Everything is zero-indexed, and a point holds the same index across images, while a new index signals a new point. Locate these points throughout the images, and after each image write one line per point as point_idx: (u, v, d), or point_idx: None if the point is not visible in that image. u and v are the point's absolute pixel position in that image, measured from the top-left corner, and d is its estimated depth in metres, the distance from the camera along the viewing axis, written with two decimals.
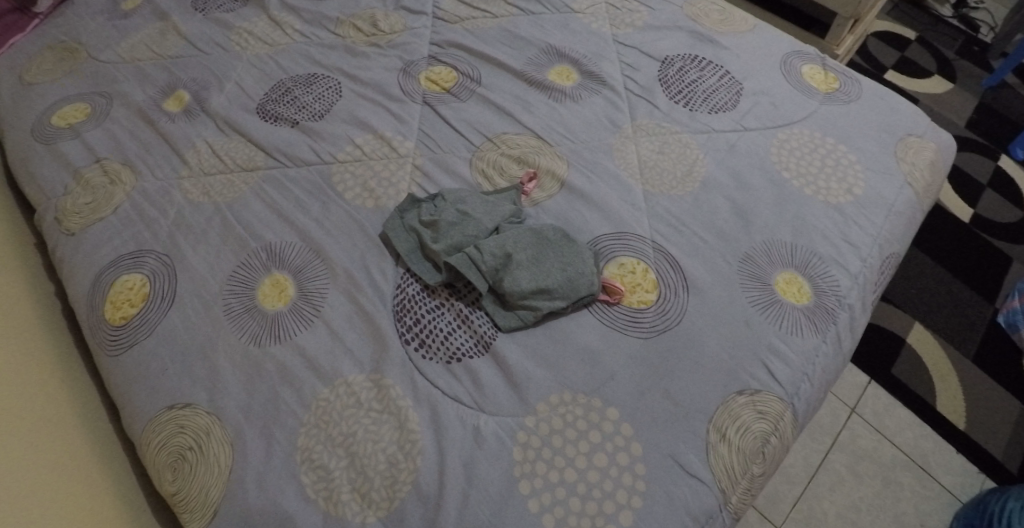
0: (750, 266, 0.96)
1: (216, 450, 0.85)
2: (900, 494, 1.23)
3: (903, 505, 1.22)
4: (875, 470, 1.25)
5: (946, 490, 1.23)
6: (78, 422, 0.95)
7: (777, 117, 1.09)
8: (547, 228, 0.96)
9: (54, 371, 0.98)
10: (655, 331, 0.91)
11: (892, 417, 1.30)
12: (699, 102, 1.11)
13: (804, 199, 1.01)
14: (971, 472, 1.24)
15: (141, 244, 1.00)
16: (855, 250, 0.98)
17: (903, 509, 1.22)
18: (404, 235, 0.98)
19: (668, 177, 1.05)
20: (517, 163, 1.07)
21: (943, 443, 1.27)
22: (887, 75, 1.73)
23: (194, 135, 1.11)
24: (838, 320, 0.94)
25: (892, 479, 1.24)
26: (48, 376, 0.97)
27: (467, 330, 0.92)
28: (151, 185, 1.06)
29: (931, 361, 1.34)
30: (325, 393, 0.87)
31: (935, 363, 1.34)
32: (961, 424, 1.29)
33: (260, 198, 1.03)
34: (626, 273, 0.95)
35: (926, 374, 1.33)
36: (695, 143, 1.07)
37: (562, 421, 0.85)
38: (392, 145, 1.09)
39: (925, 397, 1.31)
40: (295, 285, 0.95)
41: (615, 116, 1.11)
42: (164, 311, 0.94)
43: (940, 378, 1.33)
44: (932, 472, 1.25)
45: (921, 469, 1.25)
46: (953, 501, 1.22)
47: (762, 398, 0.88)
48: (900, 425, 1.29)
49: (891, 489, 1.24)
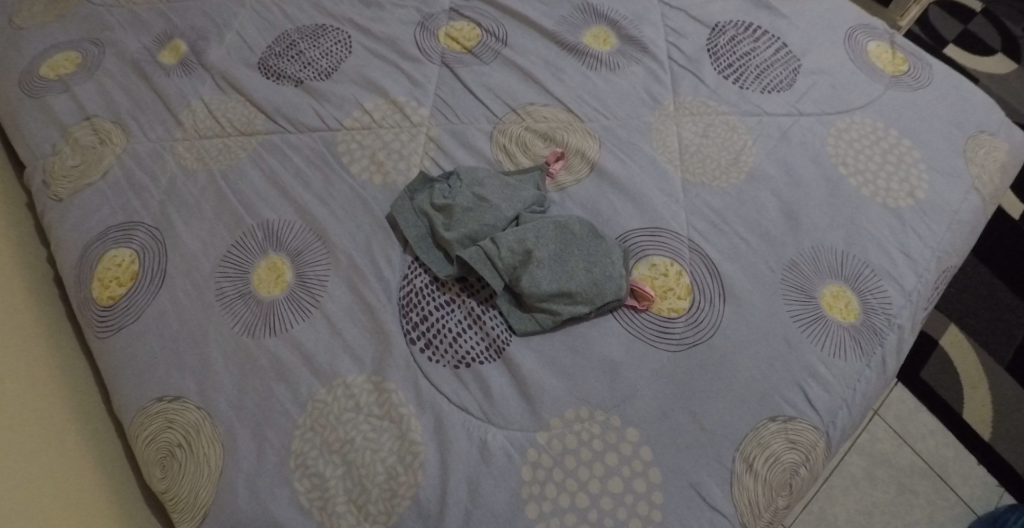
0: (794, 275, 0.87)
1: (206, 449, 0.80)
2: (915, 501, 1.18)
3: (917, 514, 1.17)
4: (892, 475, 1.19)
5: (963, 502, 1.17)
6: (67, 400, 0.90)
7: (837, 101, 0.98)
8: (573, 220, 0.87)
9: (42, 348, 0.93)
10: (686, 343, 0.84)
11: (916, 422, 1.23)
12: (750, 79, 1.00)
13: (859, 200, 0.91)
14: (992, 485, 1.18)
15: (132, 215, 0.92)
16: (912, 263, 0.89)
17: (916, 517, 1.17)
18: (414, 219, 0.90)
19: (712, 165, 0.95)
20: (544, 140, 0.98)
21: (968, 453, 1.20)
22: (948, 49, 1.57)
23: (190, 92, 1.01)
24: (885, 342, 0.86)
25: (908, 486, 1.19)
26: (35, 353, 0.92)
27: (479, 331, 0.84)
28: (142, 148, 0.97)
29: (963, 367, 1.26)
30: (322, 394, 0.81)
31: (967, 369, 1.26)
32: (987, 435, 1.21)
33: (259, 168, 0.95)
34: (657, 276, 0.87)
35: (956, 379, 1.25)
36: (743, 127, 0.97)
37: (577, 439, 0.79)
38: (405, 112, 0.99)
39: (955, 403, 1.24)
40: (294, 269, 0.87)
41: (655, 90, 1.01)
42: (154, 292, 0.87)
43: (970, 385, 1.25)
44: (950, 481, 1.19)
45: (940, 478, 1.19)
46: (968, 513, 1.17)
47: (795, 427, 0.81)
48: (924, 431, 1.22)
49: (907, 497, 1.18)
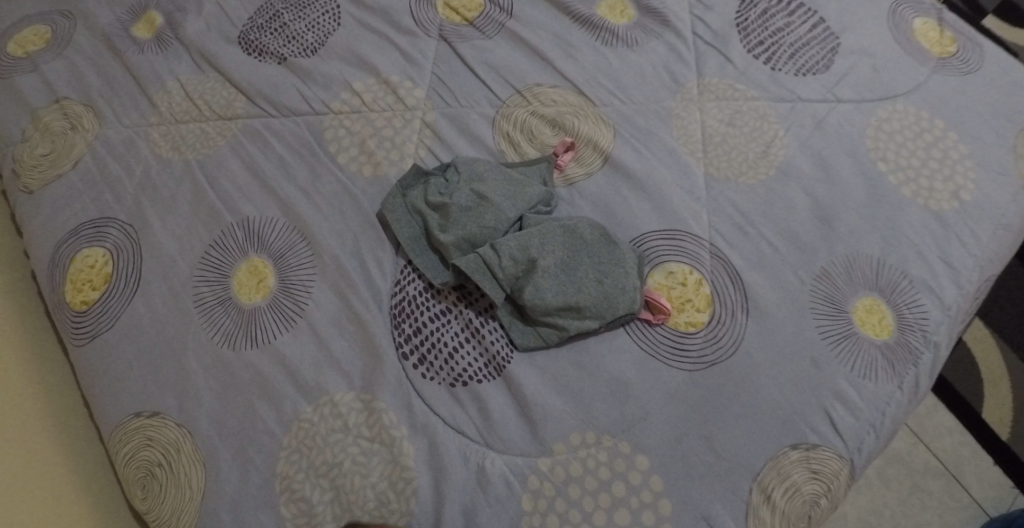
0: (824, 285, 0.80)
1: (187, 470, 0.75)
2: (927, 502, 1.10)
3: (928, 515, 1.09)
4: (903, 475, 1.12)
5: (975, 503, 1.10)
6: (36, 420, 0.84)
7: (878, 86, 0.89)
8: (583, 223, 0.80)
9: (17, 361, 0.87)
10: (704, 362, 0.77)
11: (931, 420, 1.15)
12: (784, 58, 0.91)
13: (898, 201, 0.84)
14: (1006, 486, 1.10)
15: (104, 210, 0.85)
16: (952, 273, 0.82)
17: (927, 518, 1.09)
18: (406, 218, 0.82)
19: (738, 158, 0.86)
20: (552, 127, 0.89)
21: (982, 453, 1.12)
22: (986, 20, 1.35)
23: (165, 71, 0.93)
24: (920, 362, 0.79)
25: (920, 486, 1.11)
26: (6, 370, 0.86)
27: (477, 345, 0.78)
28: (115, 134, 0.89)
29: (983, 363, 1.17)
30: (308, 412, 0.76)
31: (987, 365, 1.17)
32: (1004, 434, 1.13)
33: (239, 157, 0.87)
34: (674, 285, 0.80)
35: (974, 376, 1.17)
36: (775, 114, 0.88)
37: (582, 466, 0.74)
38: (398, 93, 0.90)
39: (972, 401, 1.15)
40: (278, 274, 0.81)
41: (677, 70, 0.91)
42: (128, 297, 0.81)
43: (989, 382, 1.16)
44: (964, 481, 1.11)
45: (954, 478, 1.11)
46: (980, 514, 1.09)
47: (818, 455, 0.75)
48: (939, 429, 1.14)
49: (918, 497, 1.11)
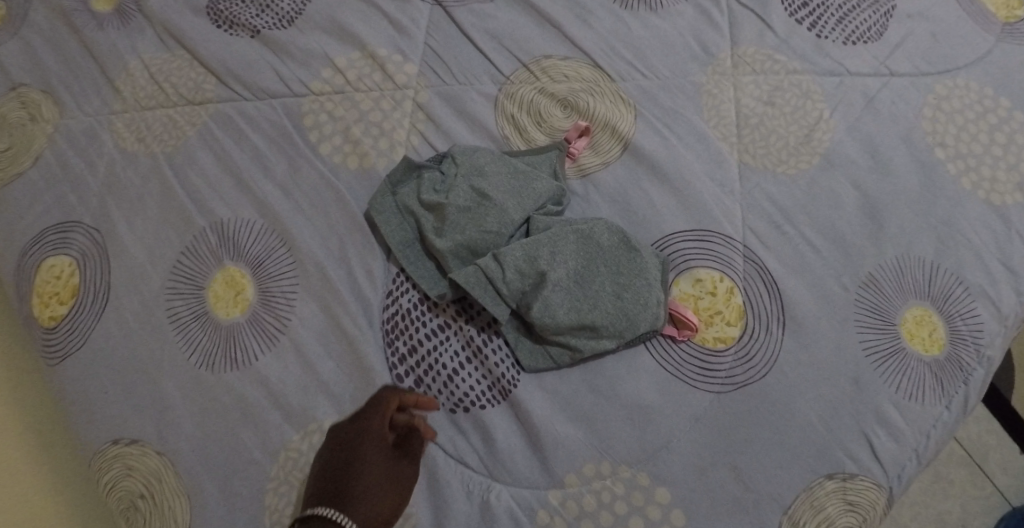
0: (871, 294, 0.71)
1: (170, 502, 0.69)
2: (948, 491, 1.00)
3: (949, 505, 0.99)
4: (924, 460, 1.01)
5: (999, 492, 0.99)
6: (11, 453, 0.77)
7: (936, 57, 0.78)
8: (599, 228, 0.71)
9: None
10: (733, 384, 0.70)
11: None
12: (831, 23, 0.79)
13: (955, 195, 0.74)
14: None
15: (68, 214, 0.77)
16: (1013, 278, 0.72)
17: (947, 508, 0.99)
18: (397, 220, 0.74)
19: (776, 144, 0.76)
20: (564, 108, 0.78)
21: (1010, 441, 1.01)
22: None
23: (127, 50, 0.83)
24: (972, 379, 0.71)
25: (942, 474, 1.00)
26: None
27: (480, 366, 0.71)
28: (77, 125, 0.80)
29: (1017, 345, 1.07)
30: (296, 441, 0.69)
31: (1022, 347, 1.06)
32: None
33: (211, 150, 0.78)
34: (703, 295, 0.72)
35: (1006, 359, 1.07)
36: (820, 91, 0.77)
37: (597, 500, 0.67)
38: (386, 70, 0.80)
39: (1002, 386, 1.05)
40: (257, 285, 0.73)
41: (707, 37, 0.80)
42: (99, 311, 0.74)
43: None
44: (987, 469, 1.00)
45: (978, 467, 1.00)
46: (1003, 504, 0.99)
47: (855, 486, 0.68)
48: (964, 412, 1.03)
49: (940, 485, 1.00)
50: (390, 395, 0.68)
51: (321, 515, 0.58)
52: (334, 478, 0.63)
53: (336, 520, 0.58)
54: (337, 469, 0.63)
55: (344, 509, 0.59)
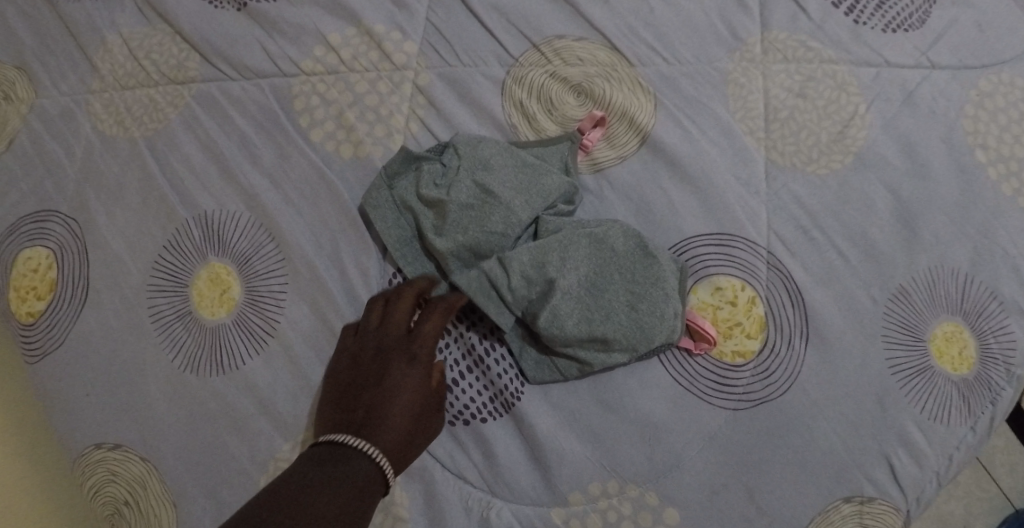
0: (900, 308, 0.67)
1: (156, 510, 0.66)
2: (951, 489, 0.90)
3: (951, 506, 0.90)
4: None
5: (1002, 494, 0.90)
6: None
7: (982, 49, 0.72)
8: (614, 232, 0.66)
9: None
10: (750, 401, 0.66)
11: None
12: (871, 8, 0.72)
13: (995, 202, 0.68)
14: None
15: (45, 201, 0.72)
16: None
17: (948, 507, 0.90)
18: (394, 216, 0.69)
19: (806, 141, 0.70)
20: (578, 95, 0.72)
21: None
22: None
23: (104, 21, 0.76)
24: (1000, 398, 0.66)
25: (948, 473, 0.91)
26: None
27: (481, 377, 0.67)
28: (53, 104, 0.75)
29: None
30: (286, 451, 0.65)
31: None
32: None
33: (195, 135, 0.72)
34: (722, 305, 0.67)
35: None
36: (856, 83, 0.71)
37: (602, 519, 0.65)
38: (384, 49, 0.73)
39: None
40: (244, 283, 0.68)
41: (736, 20, 0.73)
42: (78, 308, 0.70)
43: None
44: (993, 468, 0.91)
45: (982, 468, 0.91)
46: (1006, 506, 0.90)
47: (872, 510, 0.65)
48: None
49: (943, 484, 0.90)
50: (434, 316, 0.63)
51: (350, 444, 0.56)
52: (365, 398, 0.59)
53: (369, 453, 0.56)
54: (366, 386, 0.60)
55: (372, 439, 0.56)
